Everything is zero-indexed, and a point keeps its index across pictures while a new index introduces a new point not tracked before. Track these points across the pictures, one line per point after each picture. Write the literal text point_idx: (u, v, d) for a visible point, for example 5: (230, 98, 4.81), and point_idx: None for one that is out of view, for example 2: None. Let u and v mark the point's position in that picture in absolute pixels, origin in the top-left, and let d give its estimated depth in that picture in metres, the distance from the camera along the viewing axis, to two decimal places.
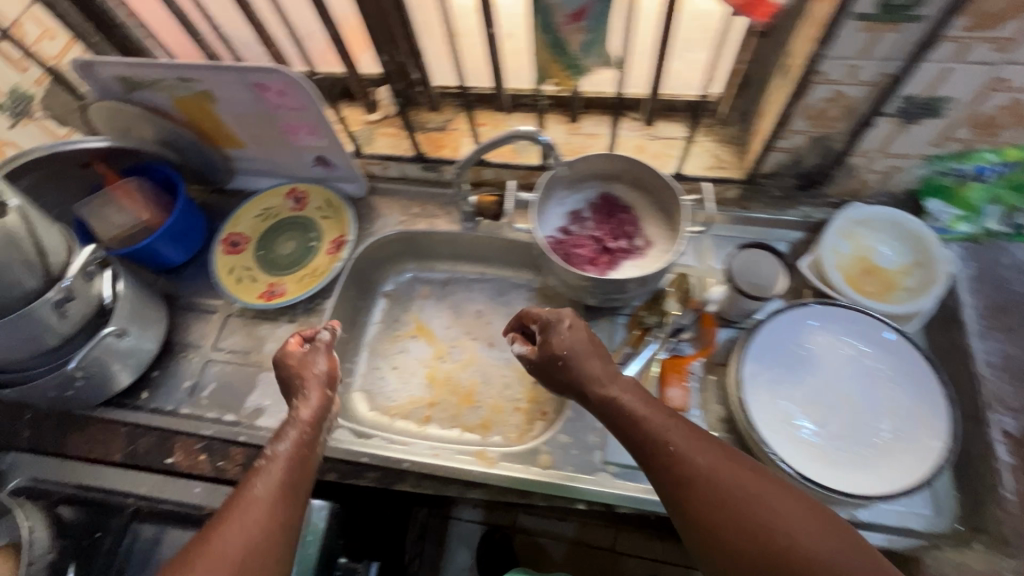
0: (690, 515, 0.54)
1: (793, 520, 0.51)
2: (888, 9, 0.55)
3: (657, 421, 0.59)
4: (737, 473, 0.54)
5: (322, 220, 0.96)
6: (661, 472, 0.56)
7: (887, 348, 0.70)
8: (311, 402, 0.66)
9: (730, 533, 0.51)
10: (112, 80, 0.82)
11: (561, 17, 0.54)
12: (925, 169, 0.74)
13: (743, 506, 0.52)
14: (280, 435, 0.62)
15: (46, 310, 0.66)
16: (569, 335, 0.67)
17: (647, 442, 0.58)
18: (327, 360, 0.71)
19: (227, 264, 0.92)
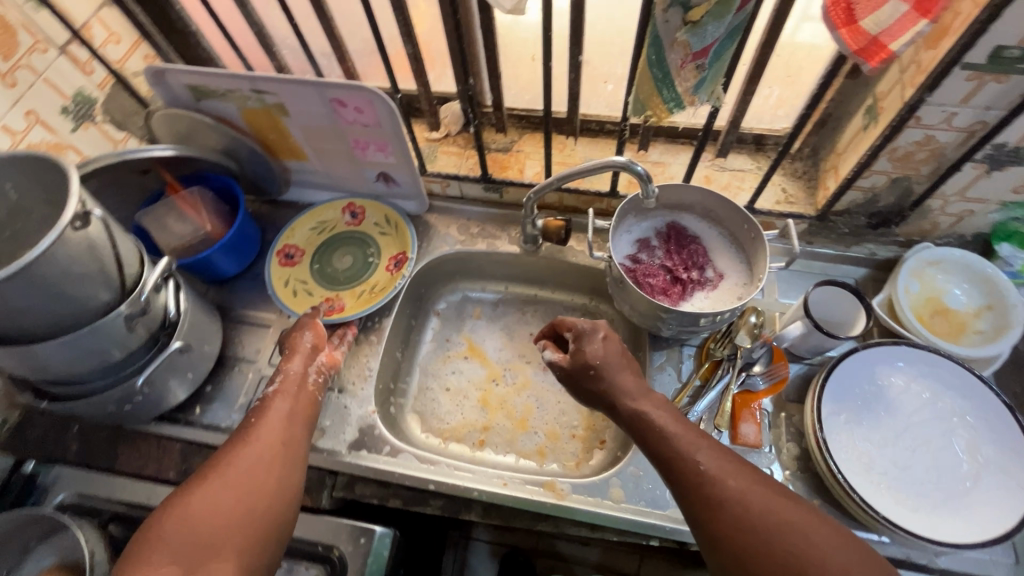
0: (716, 529, 0.51)
1: (810, 532, 0.48)
2: (996, 60, 0.56)
3: (683, 435, 0.57)
4: (759, 489, 0.52)
5: (380, 237, 0.94)
6: (679, 484, 0.55)
7: (967, 393, 0.70)
8: (297, 356, 0.73)
9: (753, 540, 0.49)
10: (181, 89, 0.81)
11: (680, 55, 0.54)
12: (1000, 214, 0.74)
13: (757, 515, 0.50)
14: (272, 383, 0.69)
15: (118, 323, 0.65)
16: (603, 346, 0.67)
17: (669, 454, 0.56)
18: (311, 322, 0.78)
19: (281, 275, 0.91)
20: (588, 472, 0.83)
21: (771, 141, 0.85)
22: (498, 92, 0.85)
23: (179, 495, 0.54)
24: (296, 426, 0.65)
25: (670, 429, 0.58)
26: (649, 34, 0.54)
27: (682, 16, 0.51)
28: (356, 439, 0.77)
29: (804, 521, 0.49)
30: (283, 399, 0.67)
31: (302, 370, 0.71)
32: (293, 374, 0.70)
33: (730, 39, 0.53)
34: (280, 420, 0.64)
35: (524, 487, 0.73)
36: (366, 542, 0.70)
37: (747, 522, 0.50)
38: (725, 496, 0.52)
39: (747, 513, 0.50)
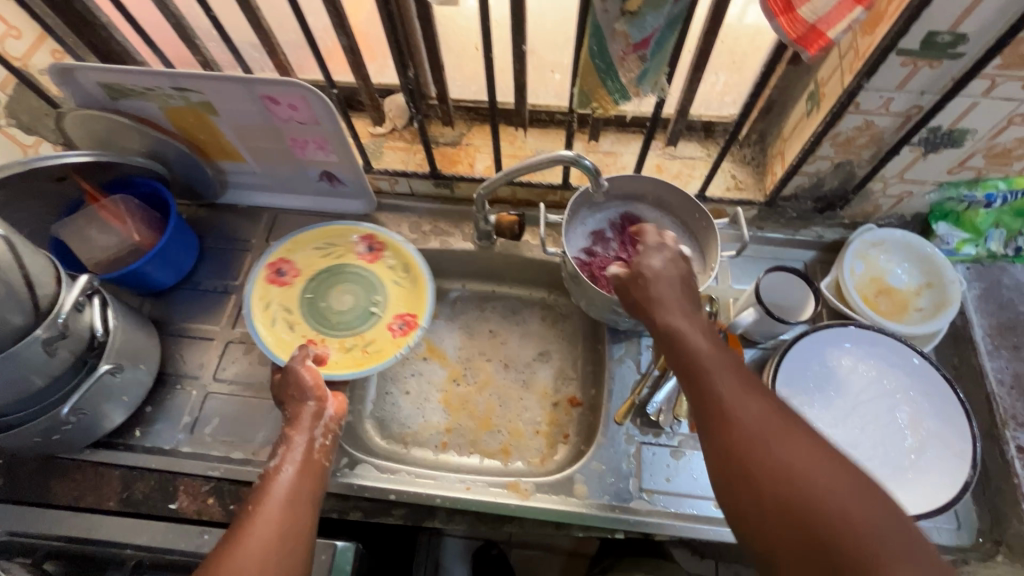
0: (724, 443, 0.50)
1: (824, 473, 0.46)
2: (929, 46, 0.57)
3: (712, 359, 0.55)
4: (782, 423, 0.50)
5: (393, 286, 0.85)
6: (700, 401, 0.53)
7: (911, 370, 0.73)
8: (301, 421, 0.65)
9: (762, 461, 0.48)
10: (94, 87, 0.74)
11: (621, 45, 0.52)
12: (936, 195, 0.77)
13: (773, 447, 0.48)
14: (273, 455, 0.62)
15: (35, 349, 0.59)
16: (664, 262, 0.63)
17: (695, 375, 0.54)
18: (309, 370, 0.69)
19: (265, 295, 0.82)
20: (553, 468, 0.83)
21: (720, 127, 0.85)
22: (442, 84, 0.81)
23: None
24: (306, 506, 0.58)
25: (700, 350, 0.56)
26: (590, 24, 0.52)
27: (620, 6, 0.49)
28: None
29: (821, 460, 0.47)
30: (288, 477, 0.59)
31: (307, 440, 0.64)
32: (297, 445, 0.63)
33: (671, 28, 0.51)
34: (284, 503, 0.57)
35: (487, 489, 0.72)
36: (327, 559, 0.67)
37: (764, 449, 0.48)
38: (743, 422, 0.50)
39: (762, 442, 0.49)
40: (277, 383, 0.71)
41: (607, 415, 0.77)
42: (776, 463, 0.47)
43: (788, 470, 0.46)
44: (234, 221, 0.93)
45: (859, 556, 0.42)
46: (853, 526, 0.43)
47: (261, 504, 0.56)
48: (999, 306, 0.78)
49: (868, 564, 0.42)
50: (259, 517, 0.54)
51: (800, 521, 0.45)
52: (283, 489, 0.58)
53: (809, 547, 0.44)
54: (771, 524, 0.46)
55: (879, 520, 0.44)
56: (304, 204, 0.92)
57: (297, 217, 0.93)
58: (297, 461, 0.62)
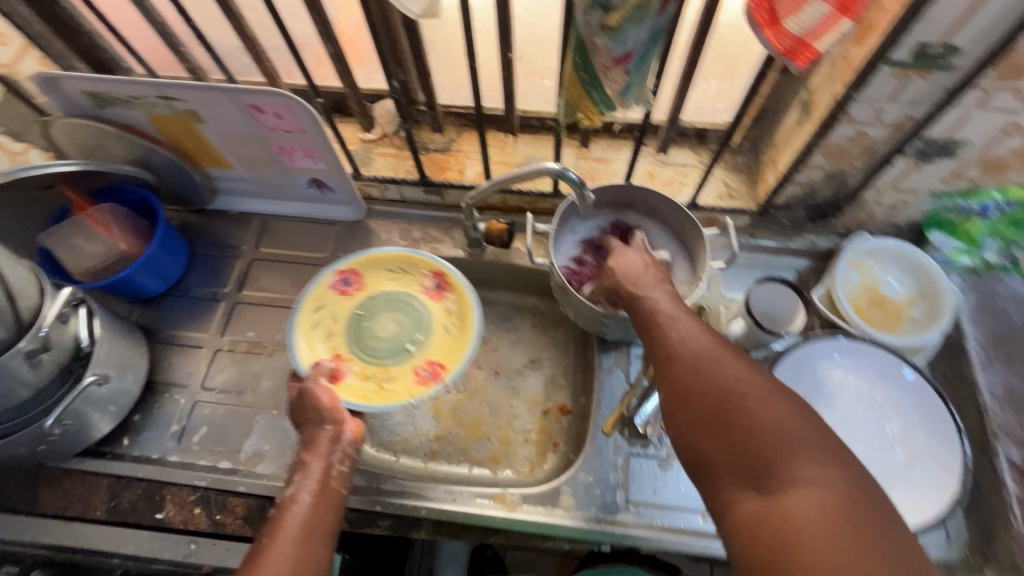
0: (666, 374, 0.54)
1: (754, 390, 0.49)
2: (921, 57, 0.56)
3: (669, 311, 0.59)
4: (722, 353, 0.53)
5: (439, 330, 0.80)
6: (652, 340, 0.57)
7: (901, 382, 0.72)
8: (317, 445, 0.64)
9: (696, 382, 0.51)
10: (79, 95, 0.74)
11: (604, 59, 0.51)
12: (930, 204, 0.75)
13: (707, 370, 0.51)
14: (290, 482, 0.61)
15: (17, 362, 0.59)
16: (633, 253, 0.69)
17: (652, 321, 0.59)
18: (327, 392, 0.67)
19: (319, 298, 0.80)
20: (541, 477, 0.83)
21: (712, 134, 0.84)
22: (430, 90, 0.81)
23: None
24: (319, 540, 0.56)
25: (661, 302, 0.60)
26: (572, 36, 0.51)
27: (601, 20, 0.48)
28: None
29: (751, 379, 0.50)
30: (302, 508, 0.58)
31: (324, 467, 0.62)
32: (313, 475, 0.61)
33: (654, 41, 0.50)
34: (298, 536, 0.55)
35: (473, 500, 0.72)
36: None
37: (700, 372, 0.51)
38: (686, 353, 0.54)
39: (699, 366, 0.52)
40: (295, 399, 0.69)
41: (595, 426, 0.77)
42: (708, 382, 0.50)
43: (717, 386, 0.50)
44: (224, 227, 0.92)
45: (774, 457, 0.44)
46: (772, 432, 0.45)
47: (274, 538, 0.54)
48: (993, 316, 0.77)
49: (780, 463, 0.44)
50: (272, 552, 0.53)
51: (726, 432, 0.47)
52: (297, 522, 0.56)
53: (733, 454, 0.46)
54: (703, 436, 0.49)
55: (799, 429, 0.45)
56: (294, 210, 0.92)
57: (287, 223, 0.92)
58: (313, 491, 0.60)
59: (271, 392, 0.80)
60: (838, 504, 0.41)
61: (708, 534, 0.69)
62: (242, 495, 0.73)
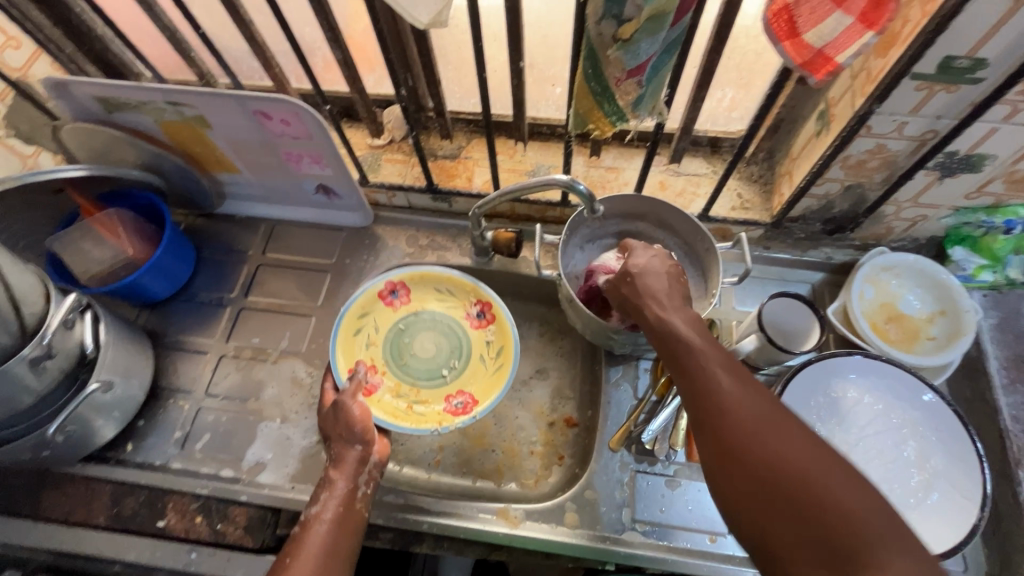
0: (715, 434, 0.48)
1: (818, 463, 0.44)
2: (946, 70, 0.54)
3: (706, 348, 0.53)
4: (778, 415, 0.47)
5: (475, 361, 0.81)
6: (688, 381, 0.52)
7: (919, 404, 0.70)
8: (344, 464, 0.63)
9: (754, 451, 0.45)
10: (89, 100, 0.74)
11: (616, 71, 0.50)
12: (952, 219, 0.73)
13: (765, 436, 0.46)
14: (315, 500, 0.60)
15: (22, 369, 0.59)
16: (648, 258, 0.65)
17: (687, 359, 0.53)
18: (359, 406, 0.67)
19: (367, 305, 0.82)
20: (545, 491, 0.81)
21: (726, 144, 0.82)
22: (439, 97, 0.80)
23: None
24: (339, 566, 0.57)
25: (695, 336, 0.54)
26: (584, 47, 0.50)
27: (614, 31, 0.46)
28: (301, 471, 0.74)
29: (810, 444, 0.45)
30: (324, 532, 0.58)
31: (349, 488, 0.61)
32: (337, 497, 0.61)
33: (667, 53, 0.49)
34: (318, 565, 0.55)
35: (476, 516, 0.70)
36: None
37: (753, 433, 0.46)
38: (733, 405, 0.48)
39: (751, 425, 0.47)
40: (326, 414, 0.68)
41: (602, 441, 0.75)
42: (765, 448, 0.45)
43: (780, 458, 0.44)
44: (231, 231, 0.92)
45: (852, 544, 0.40)
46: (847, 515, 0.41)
47: (295, 561, 0.55)
48: (1016, 336, 0.75)
49: (860, 551, 0.40)
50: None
51: (788, 507, 0.43)
52: (318, 546, 0.56)
53: (801, 534, 0.42)
54: (761, 509, 0.44)
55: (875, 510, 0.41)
56: (301, 216, 0.91)
57: (293, 228, 0.92)
58: (337, 514, 0.59)
59: (275, 400, 0.80)
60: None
61: (716, 556, 0.68)
62: (243, 505, 0.72)
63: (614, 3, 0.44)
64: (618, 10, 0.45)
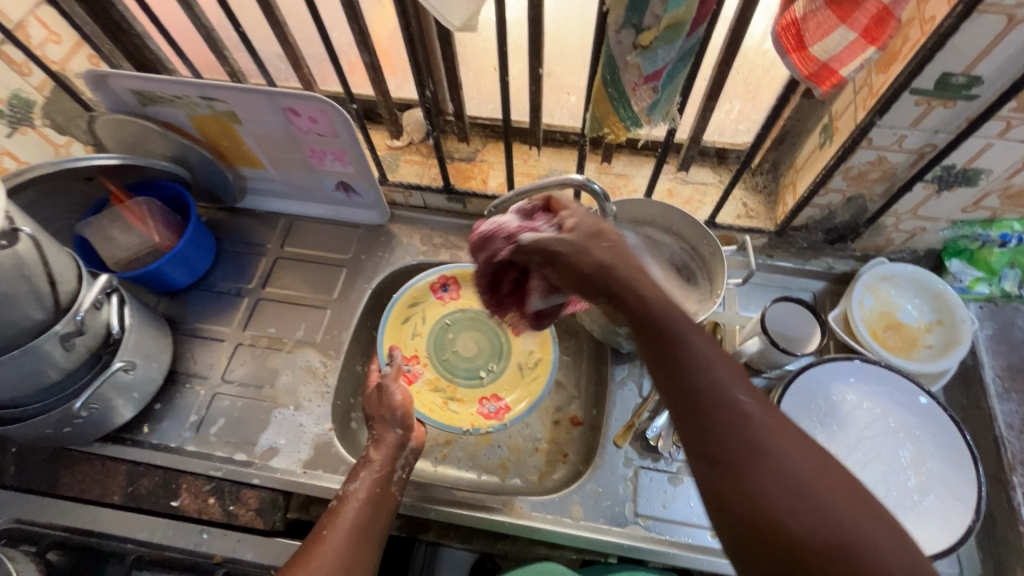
0: (746, 492, 0.39)
1: (869, 536, 0.37)
2: (943, 87, 0.57)
3: (723, 367, 0.43)
4: (817, 470, 0.39)
5: (511, 370, 0.87)
6: (701, 413, 0.41)
7: (916, 408, 0.72)
8: (384, 442, 0.67)
9: (792, 518, 0.37)
10: (125, 93, 0.77)
11: (634, 76, 0.53)
12: (950, 232, 0.76)
13: (807, 498, 0.38)
14: (353, 476, 0.64)
15: (52, 345, 0.62)
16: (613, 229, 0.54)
17: (701, 382, 0.42)
18: (401, 391, 0.71)
19: (418, 296, 0.88)
20: (549, 487, 0.81)
21: (733, 154, 0.85)
22: (459, 102, 0.83)
23: None
24: (371, 542, 0.60)
25: (708, 349, 0.43)
26: (604, 53, 0.53)
27: (633, 39, 0.50)
28: (312, 457, 0.76)
29: (847, 493, 0.38)
30: (360, 508, 0.61)
31: (385, 470, 0.65)
32: (374, 476, 0.64)
33: (682, 61, 0.52)
34: (351, 538, 0.58)
35: (482, 505, 0.72)
36: None
37: (788, 487, 0.38)
38: (765, 450, 0.39)
39: (783, 475, 0.38)
40: (370, 396, 0.73)
41: (607, 437, 0.77)
42: (792, 501, 0.38)
43: (826, 530, 0.37)
44: (251, 225, 0.95)
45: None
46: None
47: (331, 532, 0.58)
48: (1011, 346, 0.77)
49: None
50: (326, 547, 0.57)
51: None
52: (354, 521, 0.60)
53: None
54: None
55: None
56: (319, 212, 0.94)
57: (312, 224, 0.95)
58: (373, 492, 0.63)
59: (289, 388, 0.82)
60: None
61: (717, 551, 0.69)
62: (256, 488, 0.74)
63: (635, 13, 0.48)
64: (638, 19, 0.48)
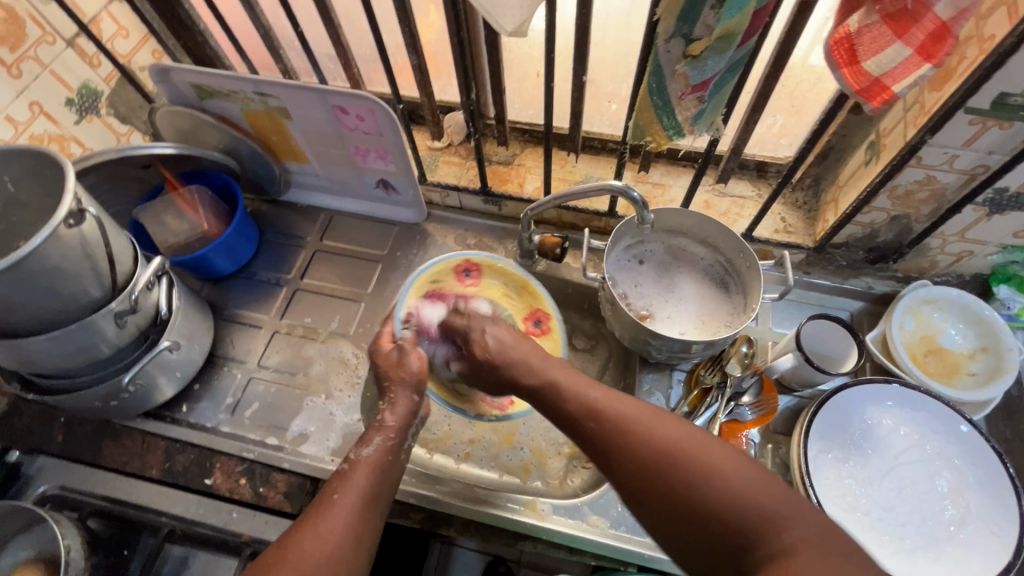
0: (617, 473, 0.50)
1: (693, 450, 0.47)
2: (1000, 107, 0.56)
3: (573, 387, 0.57)
4: (657, 421, 0.51)
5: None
6: (573, 420, 0.55)
7: (956, 437, 0.70)
8: (398, 408, 0.66)
9: (646, 472, 0.48)
10: (186, 87, 0.81)
11: (680, 86, 0.53)
12: (999, 257, 0.73)
13: (648, 447, 0.49)
14: (366, 442, 0.61)
15: (107, 320, 0.65)
16: (495, 336, 0.67)
17: (563, 406, 0.56)
18: (419, 360, 0.69)
19: (441, 274, 0.87)
20: (571, 492, 0.79)
21: (773, 169, 0.84)
22: (501, 106, 0.85)
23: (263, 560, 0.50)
24: (379, 508, 0.57)
25: (560, 378, 0.59)
26: (651, 62, 0.53)
27: (683, 48, 0.50)
28: (340, 446, 0.78)
29: (694, 438, 0.48)
30: (370, 474, 0.58)
31: (395, 439, 0.63)
32: (386, 443, 0.62)
33: (731, 72, 0.52)
34: (363, 499, 0.56)
35: (505, 505, 0.73)
36: None
37: (650, 459, 0.48)
38: (624, 436, 0.50)
39: (641, 448, 0.49)
40: (388, 356, 0.71)
41: None
42: (643, 460, 0.48)
43: (670, 464, 0.47)
44: (293, 217, 0.98)
45: (759, 534, 0.42)
46: (752, 510, 0.43)
47: (343, 496, 0.55)
48: None
49: (769, 537, 0.42)
50: (337, 512, 0.54)
51: (704, 529, 0.44)
52: (365, 486, 0.57)
53: (724, 551, 0.44)
54: (681, 538, 0.46)
55: (771, 489, 0.44)
56: (358, 208, 0.97)
57: (350, 219, 0.97)
58: (383, 459, 0.60)
59: (321, 377, 0.84)
60: (834, 557, 0.40)
61: None
62: (286, 472, 0.75)
63: (685, 23, 0.48)
64: (688, 29, 0.49)
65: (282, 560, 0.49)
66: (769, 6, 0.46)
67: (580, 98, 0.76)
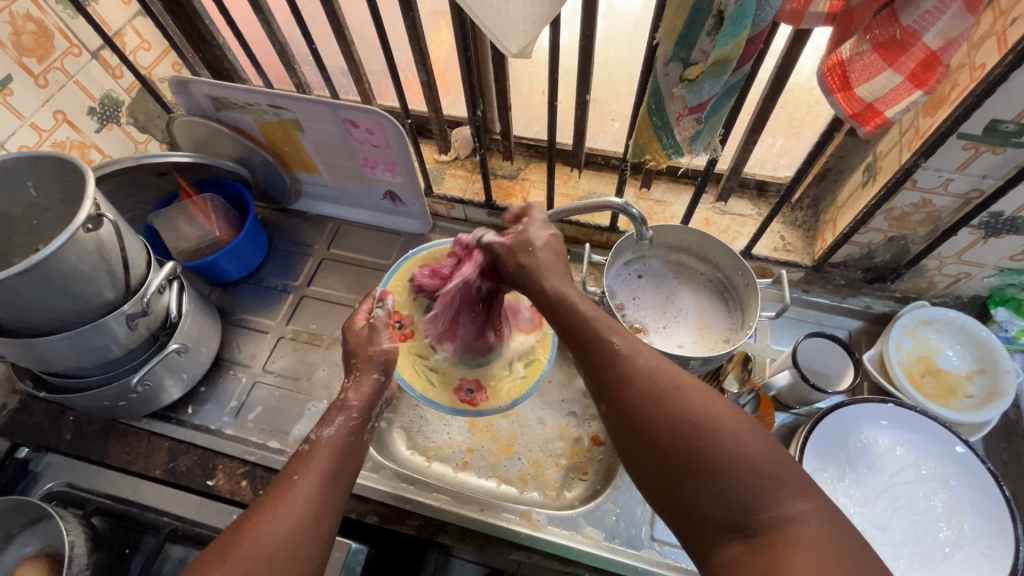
0: (625, 413, 0.50)
1: (705, 407, 0.47)
2: (993, 133, 0.57)
3: (600, 317, 0.56)
4: (673, 373, 0.50)
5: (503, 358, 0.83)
6: (587, 353, 0.54)
7: (950, 458, 0.70)
8: (362, 387, 0.67)
9: (652, 418, 0.48)
10: (203, 98, 0.84)
11: (678, 106, 0.55)
12: (997, 279, 0.74)
13: (668, 396, 0.48)
14: (328, 423, 0.63)
15: (118, 321, 0.67)
16: (547, 239, 0.64)
17: (586, 331, 0.55)
18: (391, 340, 0.71)
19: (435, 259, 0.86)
20: (567, 503, 0.80)
21: (773, 188, 0.86)
22: (507, 122, 0.87)
23: (220, 537, 0.51)
24: (341, 489, 0.58)
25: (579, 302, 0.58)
26: (650, 85, 0.55)
27: (680, 72, 0.52)
28: None
29: (704, 396, 0.48)
30: (331, 455, 0.59)
31: (360, 419, 0.64)
32: (348, 424, 0.63)
33: (726, 95, 0.54)
34: (325, 479, 0.57)
35: (501, 513, 0.73)
36: (340, 556, 0.70)
37: (663, 407, 0.48)
38: (636, 378, 0.50)
39: (653, 395, 0.49)
40: (359, 333, 0.72)
41: None
42: (652, 406, 0.48)
43: (682, 417, 0.47)
44: (302, 226, 1.00)
45: (762, 501, 0.43)
46: (754, 477, 0.43)
47: (303, 477, 0.56)
48: None
49: (771, 504, 0.43)
50: (297, 491, 0.54)
51: (706, 485, 0.44)
52: (324, 467, 0.57)
53: (721, 508, 0.44)
54: (680, 499, 0.46)
55: (780, 460, 0.44)
56: (366, 218, 0.99)
57: (358, 228, 0.99)
58: (346, 440, 0.62)
59: (324, 383, 0.86)
60: (835, 538, 0.41)
61: None
62: None
63: (683, 48, 0.50)
64: (686, 54, 0.51)
65: (234, 549, 0.49)
66: (763, 33, 0.48)
67: (584, 115, 0.78)
